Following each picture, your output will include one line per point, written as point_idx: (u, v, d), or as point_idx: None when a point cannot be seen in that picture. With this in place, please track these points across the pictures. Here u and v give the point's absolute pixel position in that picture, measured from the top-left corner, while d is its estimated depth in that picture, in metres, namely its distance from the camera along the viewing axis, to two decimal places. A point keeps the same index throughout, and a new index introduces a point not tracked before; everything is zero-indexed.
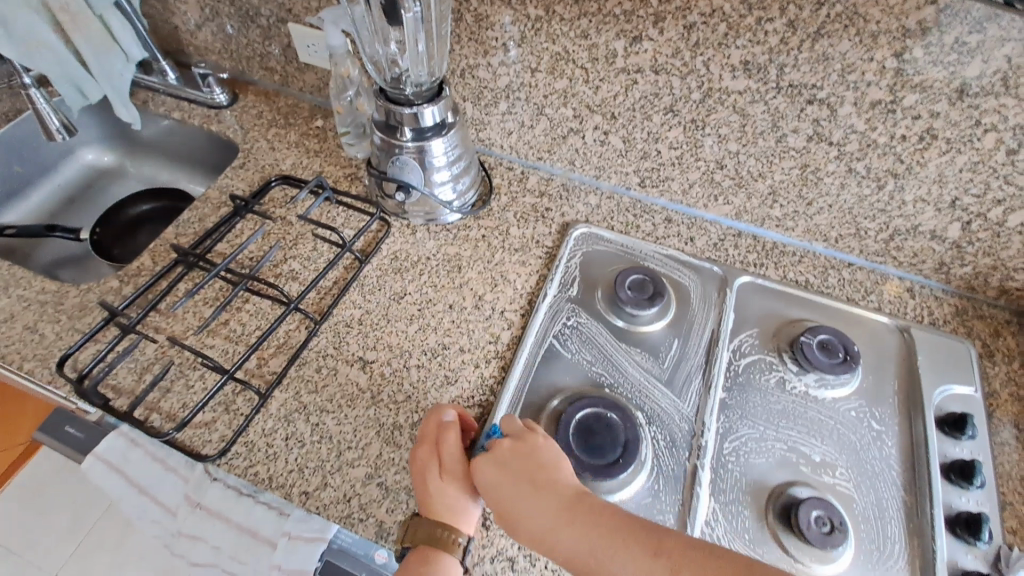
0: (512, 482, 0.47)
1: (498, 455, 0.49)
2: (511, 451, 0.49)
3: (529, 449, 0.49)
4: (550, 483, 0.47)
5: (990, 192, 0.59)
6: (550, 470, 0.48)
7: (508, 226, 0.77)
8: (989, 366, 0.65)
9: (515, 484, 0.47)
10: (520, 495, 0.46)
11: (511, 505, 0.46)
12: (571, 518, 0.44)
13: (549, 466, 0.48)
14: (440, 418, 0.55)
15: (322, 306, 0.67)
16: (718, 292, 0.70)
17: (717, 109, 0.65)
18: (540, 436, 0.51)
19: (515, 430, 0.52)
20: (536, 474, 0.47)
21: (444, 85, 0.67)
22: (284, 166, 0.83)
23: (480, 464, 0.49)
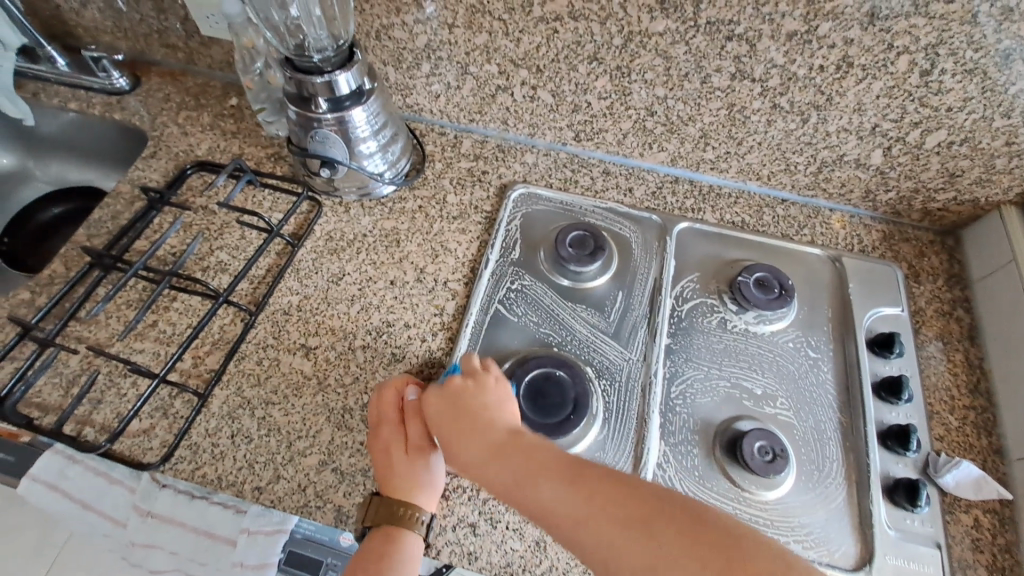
0: (455, 420, 0.48)
1: (470, 395, 0.50)
2: (480, 393, 0.50)
3: (494, 393, 0.50)
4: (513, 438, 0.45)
5: (907, 116, 0.61)
6: (505, 417, 0.48)
7: (445, 193, 0.75)
8: (915, 286, 0.68)
9: (479, 421, 0.47)
10: (473, 433, 0.47)
11: (470, 453, 0.46)
12: (512, 462, 0.43)
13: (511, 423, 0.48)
14: (402, 396, 0.55)
15: (256, 297, 0.64)
16: (659, 241, 0.70)
17: (640, 53, 0.63)
18: (497, 378, 0.52)
19: (488, 373, 0.52)
20: (500, 424, 0.47)
21: (355, 47, 0.63)
22: (200, 151, 0.77)
23: (429, 399, 0.51)
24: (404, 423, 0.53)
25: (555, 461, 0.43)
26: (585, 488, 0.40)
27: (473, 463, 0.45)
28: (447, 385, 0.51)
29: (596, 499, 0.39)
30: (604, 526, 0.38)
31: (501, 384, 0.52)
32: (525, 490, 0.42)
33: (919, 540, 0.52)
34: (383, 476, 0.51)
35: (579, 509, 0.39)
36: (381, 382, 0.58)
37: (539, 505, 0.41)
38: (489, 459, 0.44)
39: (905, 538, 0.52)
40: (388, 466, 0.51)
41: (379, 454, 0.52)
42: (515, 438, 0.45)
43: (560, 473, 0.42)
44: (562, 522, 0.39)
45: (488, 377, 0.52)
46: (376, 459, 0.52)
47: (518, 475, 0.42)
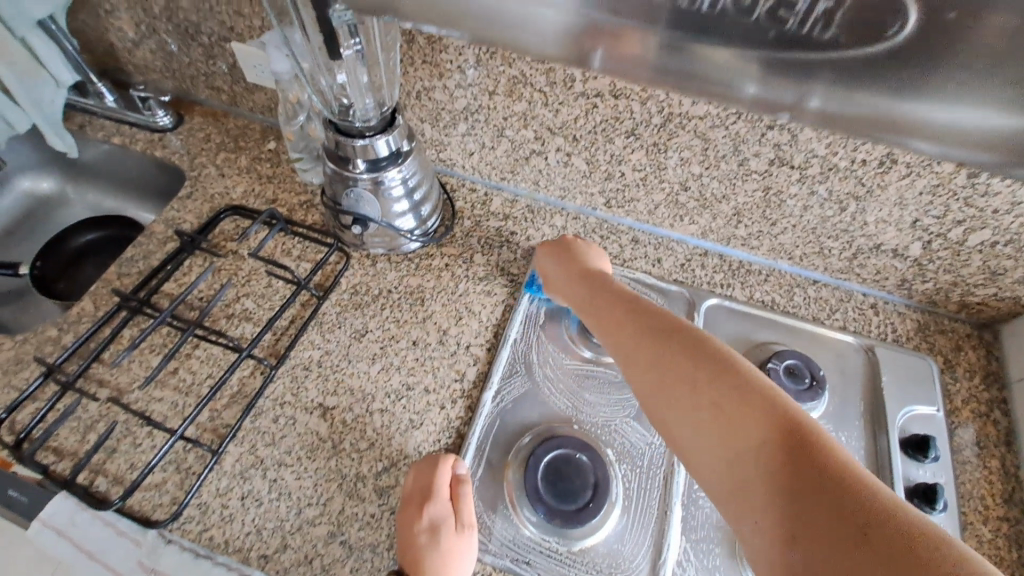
0: (564, 270, 0.63)
1: (581, 261, 0.63)
2: (579, 253, 0.64)
3: (598, 263, 0.63)
4: (616, 291, 0.56)
5: (950, 214, 0.59)
6: (607, 276, 0.60)
7: (473, 252, 0.75)
8: (950, 382, 0.66)
9: (592, 276, 0.60)
10: (586, 280, 0.59)
11: (577, 288, 0.60)
12: (596, 292, 0.57)
13: (608, 279, 0.59)
14: (455, 472, 0.54)
15: (277, 349, 0.64)
16: (686, 316, 0.69)
17: (678, 133, 0.63)
18: (591, 249, 0.66)
19: (586, 244, 0.66)
20: (608, 282, 0.58)
21: (397, 112, 0.64)
22: (235, 195, 0.79)
23: (544, 253, 0.67)
24: (456, 502, 0.52)
25: (652, 311, 0.51)
26: (659, 332, 0.48)
27: (575, 288, 0.60)
28: (548, 250, 0.67)
29: (644, 321, 0.50)
30: (674, 355, 0.46)
31: (598, 256, 0.65)
32: (615, 326, 0.52)
33: None
34: (419, 556, 0.48)
35: (625, 328, 0.51)
36: (413, 459, 0.57)
37: (617, 337, 0.51)
38: (591, 298, 0.57)
39: None
40: (434, 547, 0.49)
41: (422, 532, 0.49)
42: (618, 294, 0.56)
43: (645, 318, 0.51)
44: (614, 332, 0.52)
45: (590, 251, 0.65)
46: (416, 536, 0.50)
47: (614, 312, 0.53)
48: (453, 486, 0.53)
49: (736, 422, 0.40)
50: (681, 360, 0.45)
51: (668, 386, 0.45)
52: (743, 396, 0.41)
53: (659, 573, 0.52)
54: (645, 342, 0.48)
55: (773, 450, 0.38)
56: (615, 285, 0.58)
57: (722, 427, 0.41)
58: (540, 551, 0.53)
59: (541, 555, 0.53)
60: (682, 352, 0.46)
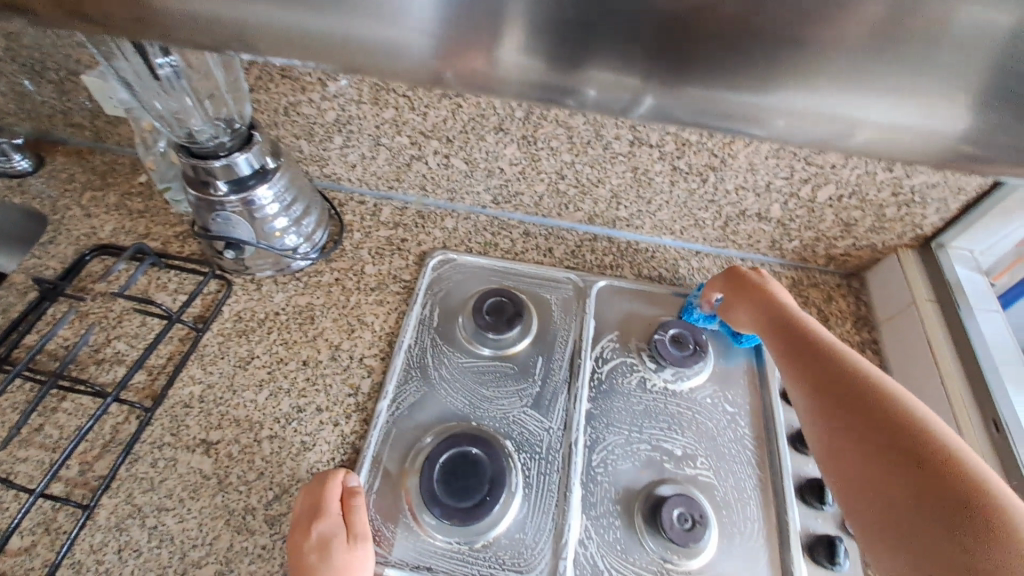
0: (744, 293, 0.63)
1: (752, 277, 0.63)
2: (763, 281, 0.63)
3: (767, 282, 0.63)
4: (783, 308, 0.59)
5: (796, 174, 0.64)
6: (781, 295, 0.61)
7: (363, 264, 0.74)
8: (825, 331, 0.70)
9: (769, 290, 0.62)
10: (747, 297, 0.62)
11: (742, 305, 0.62)
12: (776, 330, 0.58)
13: (785, 299, 0.61)
14: (346, 484, 0.53)
15: (155, 389, 0.61)
16: (578, 301, 0.71)
17: (542, 123, 0.65)
18: (774, 280, 0.65)
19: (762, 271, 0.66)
20: (788, 300, 0.61)
21: (254, 129, 0.62)
22: (104, 234, 0.74)
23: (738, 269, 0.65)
24: (347, 515, 0.51)
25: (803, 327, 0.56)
26: (816, 350, 0.53)
27: (735, 303, 0.63)
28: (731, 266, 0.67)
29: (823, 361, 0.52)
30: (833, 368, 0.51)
31: (780, 285, 0.64)
32: (776, 343, 0.57)
33: None
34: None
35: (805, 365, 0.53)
36: (305, 479, 0.55)
37: (790, 369, 0.54)
38: (770, 329, 0.58)
39: None
40: (325, 564, 0.47)
41: (310, 550, 0.48)
42: (778, 310, 0.59)
43: (811, 338, 0.55)
44: (794, 366, 0.54)
45: (762, 275, 0.64)
46: (305, 556, 0.48)
47: (776, 330, 0.58)
48: (344, 499, 0.51)
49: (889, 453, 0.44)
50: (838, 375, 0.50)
51: (823, 392, 0.50)
52: (892, 409, 0.46)
53: (561, 555, 0.52)
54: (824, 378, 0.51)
55: (914, 478, 0.42)
56: (791, 304, 0.60)
57: (861, 437, 0.46)
58: (441, 553, 0.52)
59: (444, 557, 0.52)
60: (839, 369, 0.51)
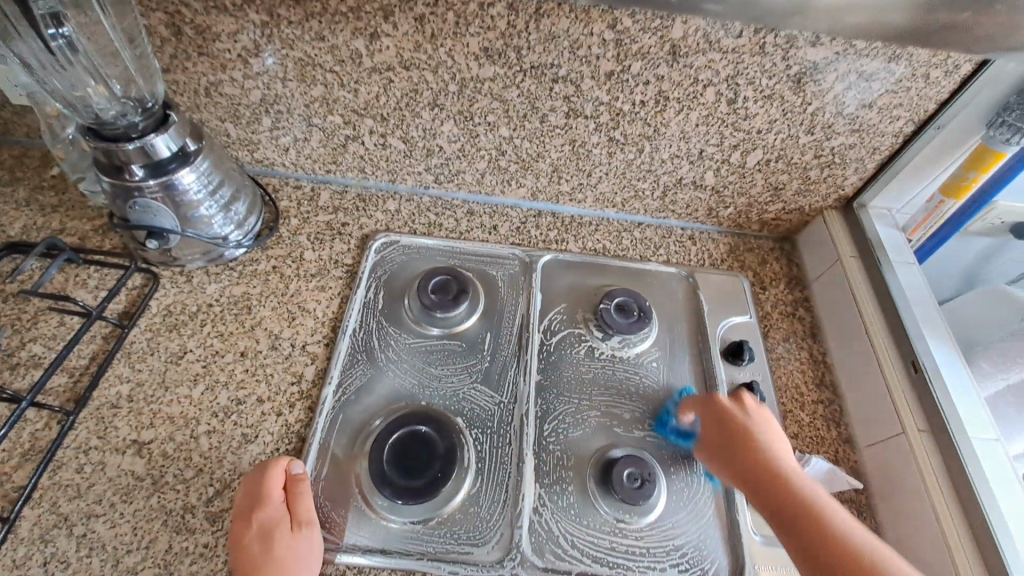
0: (722, 428, 0.55)
1: (733, 411, 0.55)
2: (746, 414, 0.55)
3: (752, 418, 0.55)
4: (769, 458, 0.52)
5: (726, 140, 0.66)
6: (767, 441, 0.53)
7: (302, 250, 0.71)
8: (761, 292, 0.73)
9: (749, 427, 0.54)
10: (726, 444, 0.54)
11: (721, 443, 0.54)
12: (761, 482, 0.50)
13: (771, 442, 0.53)
14: (289, 472, 0.51)
15: (77, 392, 0.57)
16: (525, 276, 0.71)
17: (477, 97, 0.64)
18: (765, 414, 0.56)
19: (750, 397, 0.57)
20: (773, 440, 0.53)
21: (169, 109, 0.59)
22: (11, 232, 0.68)
23: (720, 400, 0.57)
24: (291, 502, 0.49)
25: (785, 478, 0.50)
26: (797, 512, 0.48)
27: (709, 442, 0.55)
28: (705, 394, 0.58)
29: (823, 538, 0.46)
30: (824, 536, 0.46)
31: (770, 422, 0.55)
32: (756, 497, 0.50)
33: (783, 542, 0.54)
34: (252, 567, 0.46)
35: (801, 539, 0.46)
36: (248, 470, 0.53)
37: (784, 536, 0.47)
38: (754, 482, 0.51)
39: (771, 543, 0.54)
40: (268, 553, 0.46)
41: (252, 540, 0.47)
42: (760, 459, 0.52)
43: (799, 497, 0.49)
44: (786, 528, 0.47)
45: (749, 407, 0.56)
46: (248, 546, 0.47)
47: (758, 480, 0.51)
48: (288, 486, 0.50)
49: None
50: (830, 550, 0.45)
51: (809, 564, 0.45)
52: None
53: (517, 525, 0.53)
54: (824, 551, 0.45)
55: None
56: (776, 447, 0.53)
57: None
58: (395, 534, 0.52)
59: (398, 537, 0.51)
60: (832, 553, 0.45)
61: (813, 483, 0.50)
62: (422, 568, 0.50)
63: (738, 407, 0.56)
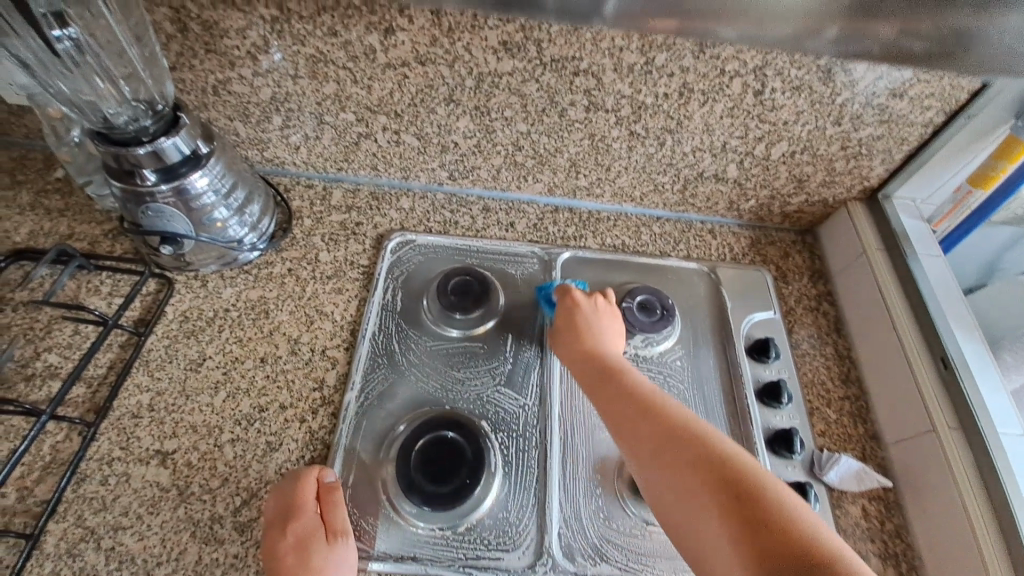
0: (572, 334, 0.58)
1: (583, 307, 0.59)
2: (600, 320, 0.59)
3: (598, 313, 0.59)
4: (609, 350, 0.56)
5: (751, 133, 0.64)
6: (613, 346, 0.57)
7: (317, 251, 0.70)
8: (785, 286, 0.72)
9: (603, 324, 0.59)
10: (575, 329, 0.58)
11: (574, 332, 0.58)
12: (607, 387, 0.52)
13: (609, 334, 0.58)
14: (322, 482, 0.51)
15: (96, 403, 0.56)
16: (544, 275, 0.69)
17: (495, 92, 0.62)
18: (618, 318, 0.60)
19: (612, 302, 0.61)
20: (615, 336, 0.58)
21: (179, 111, 0.57)
22: (18, 238, 0.67)
23: (569, 297, 0.60)
24: (325, 511, 0.49)
25: (621, 365, 0.55)
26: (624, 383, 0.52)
27: (564, 330, 0.59)
28: (568, 291, 0.61)
29: (649, 414, 0.49)
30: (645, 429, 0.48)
31: (615, 317, 0.60)
32: (600, 388, 0.53)
33: None
34: None
35: (630, 406, 0.50)
36: (276, 481, 0.53)
37: (619, 425, 0.50)
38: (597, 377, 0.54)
39: None
40: (303, 563, 0.46)
41: (289, 553, 0.46)
42: (599, 345, 0.56)
43: (624, 381, 0.52)
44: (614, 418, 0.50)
45: (596, 303, 0.60)
46: (283, 558, 0.46)
47: (599, 370, 0.54)
48: (321, 496, 0.50)
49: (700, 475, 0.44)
50: (667, 431, 0.47)
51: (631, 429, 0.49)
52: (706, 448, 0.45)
53: (546, 529, 0.52)
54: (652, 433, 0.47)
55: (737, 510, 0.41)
56: (615, 339, 0.58)
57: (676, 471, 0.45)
58: (425, 542, 0.51)
59: (428, 544, 0.51)
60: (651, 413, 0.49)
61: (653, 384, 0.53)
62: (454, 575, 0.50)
63: (589, 306, 0.60)
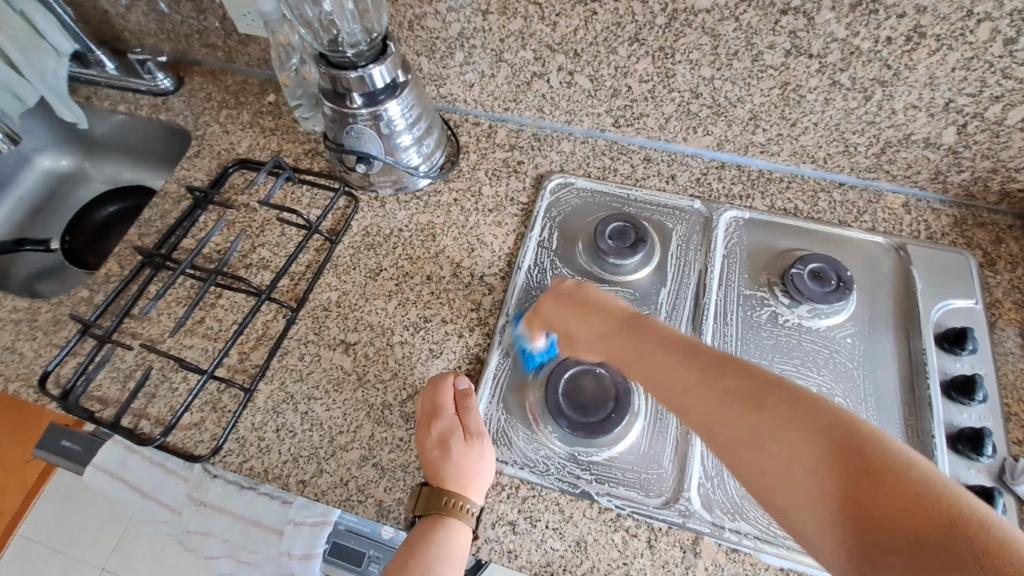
0: (557, 317, 0.53)
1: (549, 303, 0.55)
2: (578, 291, 0.54)
3: (559, 297, 0.54)
4: (592, 314, 0.50)
5: (987, 90, 0.55)
6: (591, 298, 0.52)
7: (481, 185, 0.73)
8: (991, 276, 0.62)
9: (579, 296, 0.53)
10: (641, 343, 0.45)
11: (563, 326, 0.53)
12: (626, 337, 0.46)
13: (588, 301, 0.52)
14: (455, 389, 0.55)
15: (297, 293, 0.65)
16: (704, 232, 0.67)
17: (686, 32, 0.60)
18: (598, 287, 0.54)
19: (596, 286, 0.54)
20: (591, 300, 0.52)
21: (388, 40, 0.62)
22: (241, 149, 0.79)
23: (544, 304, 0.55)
24: (462, 416, 0.54)
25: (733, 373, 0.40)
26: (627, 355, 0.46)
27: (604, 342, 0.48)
28: (553, 301, 0.54)
29: (710, 371, 0.40)
30: (770, 458, 0.35)
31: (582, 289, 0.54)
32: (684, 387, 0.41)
33: None
34: (436, 468, 0.51)
35: (676, 360, 0.42)
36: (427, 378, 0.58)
37: (656, 381, 0.43)
38: (597, 345, 0.48)
39: None
40: (446, 457, 0.51)
41: (432, 447, 0.52)
42: (590, 314, 0.50)
43: (640, 353, 0.44)
44: (653, 378, 0.43)
45: (565, 289, 0.55)
46: (429, 451, 0.52)
47: (623, 353, 0.46)
48: (457, 402, 0.55)
49: (780, 420, 0.36)
50: (723, 382, 0.39)
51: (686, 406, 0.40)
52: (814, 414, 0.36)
53: (687, 475, 0.52)
54: (712, 389, 0.39)
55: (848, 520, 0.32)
56: (605, 302, 0.51)
57: (734, 399, 0.38)
58: (564, 462, 0.54)
59: (566, 464, 0.54)
60: (701, 368, 0.41)
61: (668, 338, 0.44)
62: (591, 498, 0.52)
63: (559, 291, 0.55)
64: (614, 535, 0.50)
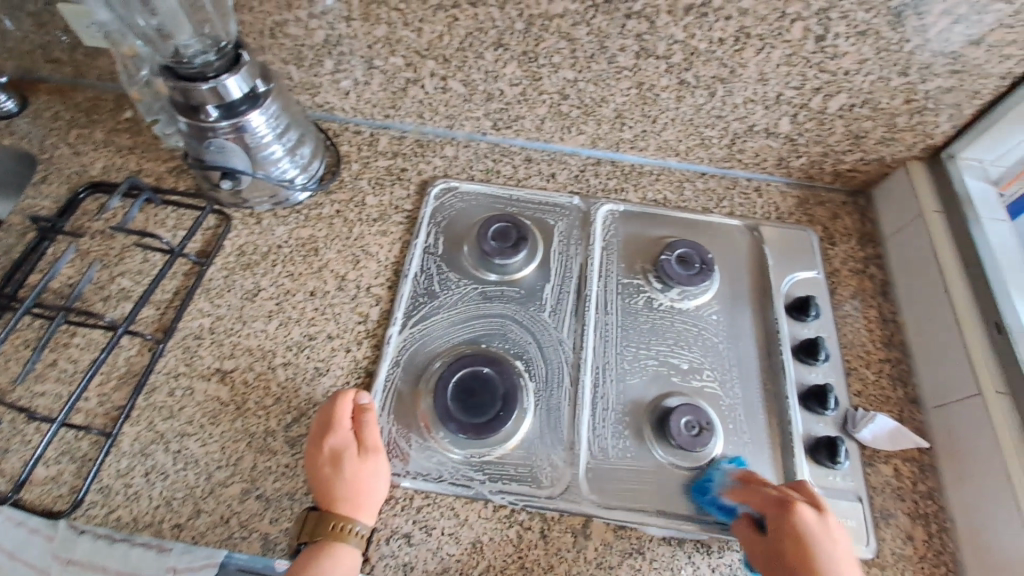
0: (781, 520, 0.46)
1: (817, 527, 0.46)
2: (816, 521, 0.46)
3: (823, 537, 0.46)
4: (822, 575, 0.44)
5: (808, 82, 0.62)
6: (820, 547, 0.45)
7: (364, 194, 0.72)
8: (830, 248, 0.70)
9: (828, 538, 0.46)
10: None
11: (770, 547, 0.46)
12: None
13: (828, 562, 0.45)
14: (355, 404, 0.53)
15: (164, 323, 0.61)
16: (583, 227, 0.70)
17: (544, 36, 0.62)
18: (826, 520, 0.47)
19: (825, 519, 0.47)
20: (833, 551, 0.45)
21: (241, 49, 0.59)
22: (93, 171, 0.72)
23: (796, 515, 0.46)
24: (359, 431, 0.52)
25: None
26: None
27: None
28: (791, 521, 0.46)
29: None
30: None
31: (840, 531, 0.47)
32: None
33: (843, 495, 0.54)
34: (326, 486, 0.49)
35: None
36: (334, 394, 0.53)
37: None
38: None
39: (827, 494, 0.54)
40: (336, 475, 0.49)
41: (323, 463, 0.50)
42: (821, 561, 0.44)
43: None
44: None
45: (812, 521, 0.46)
46: (320, 468, 0.50)
47: None
48: (355, 416, 0.52)
49: None
50: None
51: None
52: None
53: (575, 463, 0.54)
54: None
55: None
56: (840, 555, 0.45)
57: None
58: (457, 466, 0.54)
59: (459, 468, 0.54)
60: None
61: None
62: (484, 497, 0.53)
63: (820, 524, 0.46)
64: (509, 530, 0.51)
